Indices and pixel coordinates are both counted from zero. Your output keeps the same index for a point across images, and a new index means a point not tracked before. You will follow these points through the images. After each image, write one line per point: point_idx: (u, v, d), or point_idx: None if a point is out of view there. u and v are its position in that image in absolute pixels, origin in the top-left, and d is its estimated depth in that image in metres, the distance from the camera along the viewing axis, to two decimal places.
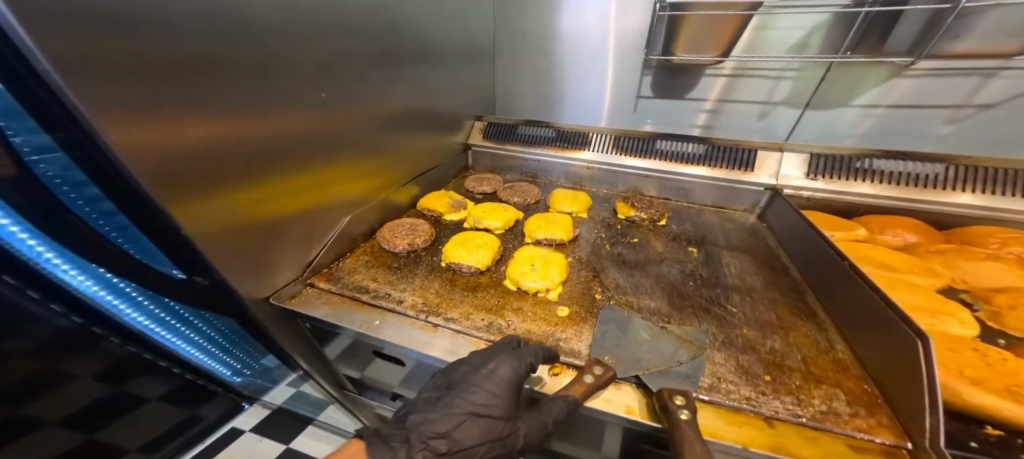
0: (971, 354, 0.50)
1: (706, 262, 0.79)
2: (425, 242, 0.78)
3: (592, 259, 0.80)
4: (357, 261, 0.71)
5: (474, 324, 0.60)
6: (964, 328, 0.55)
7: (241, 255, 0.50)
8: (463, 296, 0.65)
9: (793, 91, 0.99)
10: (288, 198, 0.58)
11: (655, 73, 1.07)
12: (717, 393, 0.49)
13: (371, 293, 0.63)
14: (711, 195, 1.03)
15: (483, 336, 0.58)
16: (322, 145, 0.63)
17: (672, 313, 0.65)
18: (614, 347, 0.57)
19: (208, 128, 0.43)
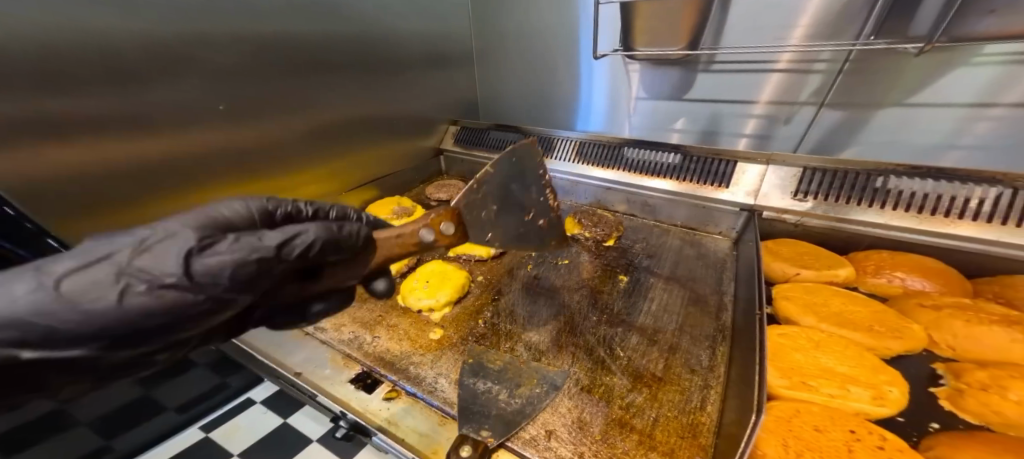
0: (842, 439, 0.34)
1: (628, 294, 0.68)
2: None
3: (499, 278, 0.76)
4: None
5: (340, 336, 0.61)
6: (877, 406, 0.36)
7: None
8: (347, 307, 0.67)
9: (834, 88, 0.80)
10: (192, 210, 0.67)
11: (660, 72, 0.98)
12: (532, 447, 0.44)
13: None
14: (685, 214, 0.86)
15: (344, 350, 0.58)
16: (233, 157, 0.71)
17: (549, 349, 0.58)
18: (465, 378, 0.53)
19: (84, 150, 0.52)
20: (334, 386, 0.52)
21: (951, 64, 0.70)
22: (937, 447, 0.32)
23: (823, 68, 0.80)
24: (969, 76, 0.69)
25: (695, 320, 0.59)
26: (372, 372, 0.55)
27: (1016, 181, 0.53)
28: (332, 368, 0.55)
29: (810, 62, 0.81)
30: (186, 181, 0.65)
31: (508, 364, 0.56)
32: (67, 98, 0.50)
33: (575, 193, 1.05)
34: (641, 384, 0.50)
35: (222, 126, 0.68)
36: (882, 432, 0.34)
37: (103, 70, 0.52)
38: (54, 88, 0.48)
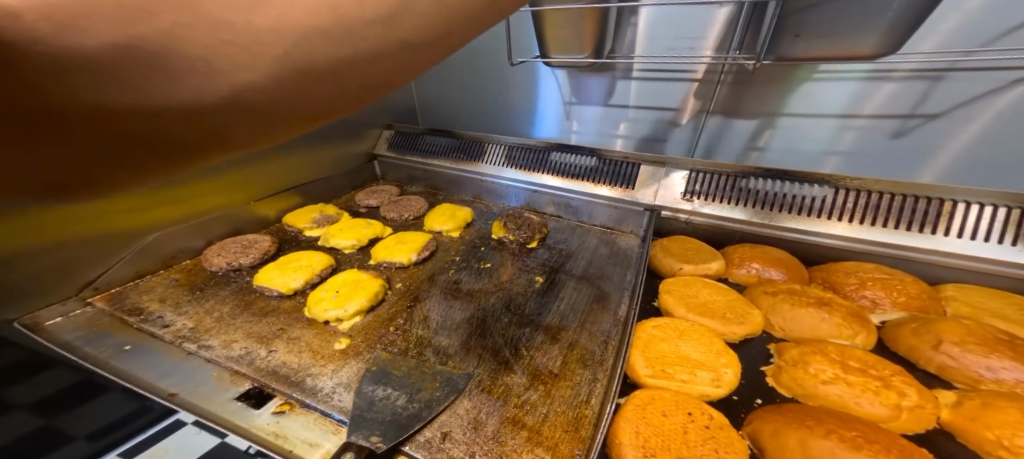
0: (682, 418, 0.38)
1: (541, 294, 0.72)
2: (253, 260, 0.77)
3: (418, 285, 0.76)
4: (161, 280, 0.73)
5: (227, 353, 0.57)
6: (715, 387, 0.42)
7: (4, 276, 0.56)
8: (242, 322, 0.63)
9: (724, 98, 0.89)
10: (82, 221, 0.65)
11: (570, 76, 1.03)
12: (423, 450, 0.45)
13: (142, 318, 0.62)
14: (604, 214, 0.91)
15: (233, 366, 0.55)
16: None
17: (457, 352, 0.60)
18: (368, 388, 0.53)
19: None
20: (215, 405, 0.49)
21: (811, 79, 0.80)
22: (755, 420, 0.38)
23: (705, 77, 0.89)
24: (827, 90, 0.80)
25: (595, 317, 0.64)
26: (264, 386, 0.53)
27: (837, 182, 0.64)
28: (221, 386, 0.52)
29: (713, 73, 0.88)
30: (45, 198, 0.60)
31: (408, 370, 0.56)
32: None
33: (507, 196, 1.08)
34: (537, 382, 0.53)
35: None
36: (715, 411, 0.39)
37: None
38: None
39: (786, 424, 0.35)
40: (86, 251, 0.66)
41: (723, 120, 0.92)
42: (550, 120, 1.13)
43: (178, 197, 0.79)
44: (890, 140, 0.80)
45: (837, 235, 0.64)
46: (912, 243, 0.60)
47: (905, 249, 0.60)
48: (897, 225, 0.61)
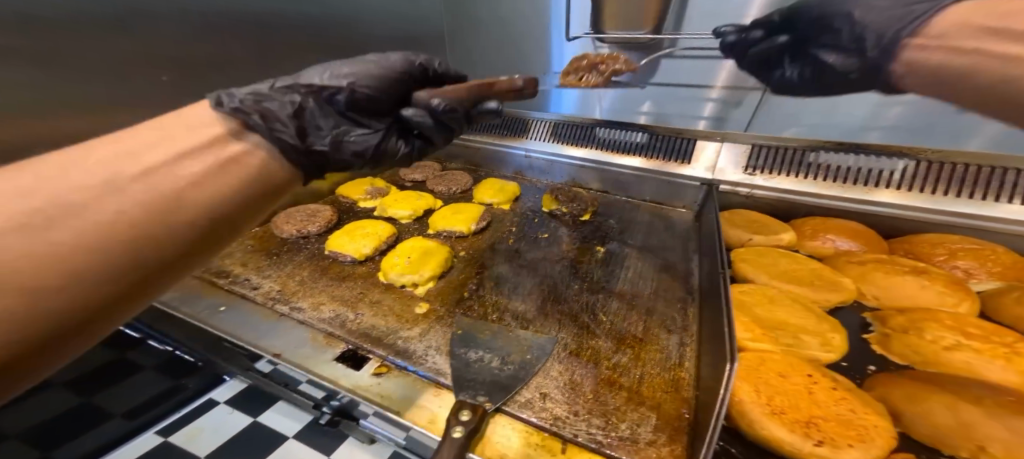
0: (800, 380, 0.39)
1: (606, 263, 0.72)
2: (319, 228, 0.78)
3: (478, 256, 0.76)
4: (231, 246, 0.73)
5: (319, 315, 0.59)
6: (823, 352, 0.43)
7: None
8: (324, 285, 0.64)
9: None
10: None
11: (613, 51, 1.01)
12: (527, 410, 0.47)
13: (230, 278, 0.64)
14: (653, 190, 0.91)
15: (323, 328, 0.57)
16: None
17: (536, 318, 0.61)
18: (462, 352, 0.54)
19: None
20: (317, 365, 0.51)
21: None
22: (877, 387, 0.40)
23: None
24: None
25: (668, 284, 0.65)
26: (358, 348, 0.55)
27: (917, 154, 0.64)
28: (317, 347, 0.53)
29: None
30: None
31: (491, 333, 0.58)
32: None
33: (551, 173, 1.08)
34: (624, 345, 0.54)
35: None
36: (830, 373, 0.40)
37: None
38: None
39: (919, 389, 0.38)
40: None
41: (769, 98, 0.91)
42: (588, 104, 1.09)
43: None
44: (954, 117, 0.78)
45: (912, 207, 0.64)
46: (996, 216, 0.60)
47: (985, 221, 0.61)
48: (979, 197, 0.61)
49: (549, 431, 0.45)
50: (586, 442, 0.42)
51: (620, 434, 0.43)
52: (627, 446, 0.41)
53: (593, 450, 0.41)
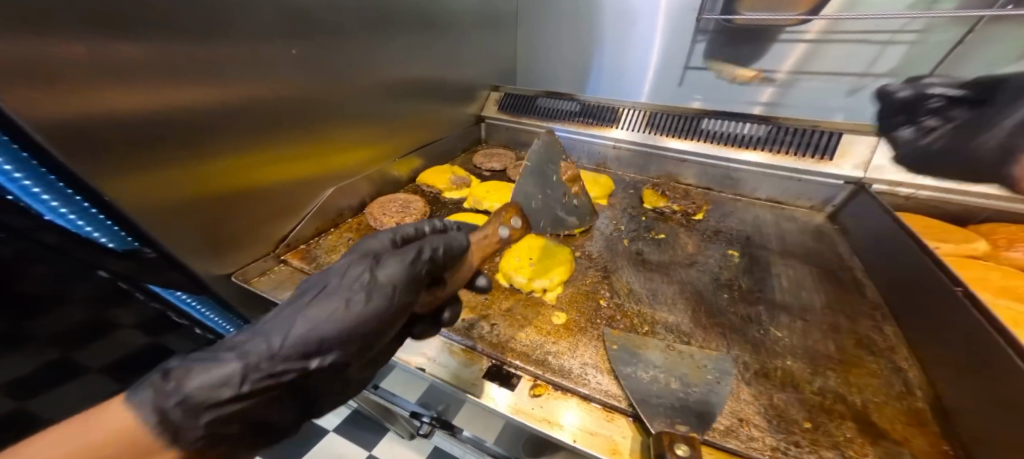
0: None
1: (749, 270, 0.64)
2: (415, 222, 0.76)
3: (597, 261, 0.68)
4: (337, 239, 0.74)
5: (452, 324, 0.54)
6: None
7: (195, 229, 0.52)
8: None
9: (902, 59, 0.84)
10: (264, 169, 0.61)
11: (710, 38, 0.98)
12: (733, 439, 0.40)
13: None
14: (773, 188, 0.84)
15: (462, 341, 0.51)
16: (290, 112, 0.62)
17: (695, 331, 0.53)
18: (632, 373, 0.46)
19: (133, 103, 0.42)
20: (469, 385, 0.46)
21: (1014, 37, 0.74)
22: None
23: (911, 38, 0.82)
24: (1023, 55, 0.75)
25: (841, 297, 0.57)
26: (504, 363, 0.49)
27: None
28: (461, 363, 0.49)
29: (833, 33, 0.87)
30: (232, 142, 0.54)
31: (648, 351, 0.50)
32: (137, 39, 0.41)
33: (639, 167, 0.99)
34: (823, 367, 0.46)
35: (281, 88, 0.59)
36: None
37: (186, 15, 0.45)
38: (123, 29, 0.39)
39: None
40: (268, 207, 0.63)
41: (831, 79, 0.92)
42: (662, 85, 1.10)
43: (333, 149, 0.72)
44: None
45: None
46: None
47: None
48: None
49: None
50: None
51: None
52: None
53: None
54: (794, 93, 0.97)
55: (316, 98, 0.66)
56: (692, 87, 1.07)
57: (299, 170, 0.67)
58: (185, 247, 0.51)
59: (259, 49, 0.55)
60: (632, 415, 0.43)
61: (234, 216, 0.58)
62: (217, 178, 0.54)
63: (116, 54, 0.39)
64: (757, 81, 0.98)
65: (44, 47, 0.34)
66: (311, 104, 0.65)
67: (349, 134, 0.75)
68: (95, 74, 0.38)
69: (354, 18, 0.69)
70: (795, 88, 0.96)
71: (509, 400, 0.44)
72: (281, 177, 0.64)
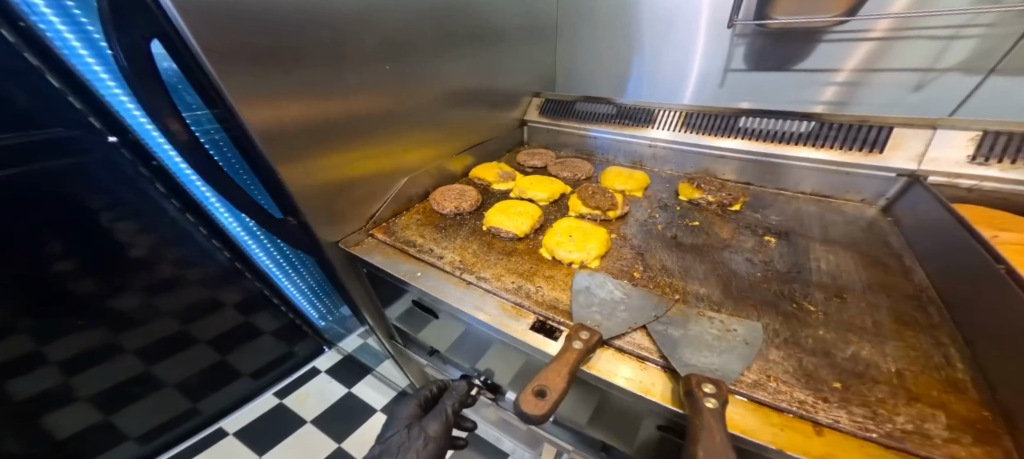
0: None
1: (788, 254, 0.65)
2: (470, 207, 0.85)
3: (639, 243, 0.71)
4: (410, 219, 0.83)
5: (503, 285, 0.62)
6: None
7: (322, 204, 0.66)
8: (496, 258, 0.69)
9: (971, 54, 0.82)
10: (361, 157, 0.72)
11: (749, 42, 1.01)
12: (762, 391, 0.41)
13: (418, 248, 0.72)
14: (822, 184, 0.83)
15: (511, 298, 0.59)
16: (382, 115, 0.75)
17: (727, 301, 0.56)
18: (666, 331, 0.50)
19: (280, 96, 0.55)
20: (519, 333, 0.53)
21: None
22: None
23: (979, 32, 0.79)
24: None
25: (886, 280, 0.57)
26: (547, 320, 0.55)
27: None
28: (510, 316, 0.56)
29: (905, 29, 0.85)
30: (340, 132, 0.66)
31: (679, 315, 0.53)
32: (286, 49, 0.54)
33: (673, 163, 1.02)
34: (859, 339, 0.47)
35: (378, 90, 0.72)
36: None
37: (319, 33, 0.58)
38: (278, 41, 0.53)
39: None
40: (364, 189, 0.75)
41: (914, 76, 0.88)
42: (703, 87, 1.13)
43: (408, 144, 0.85)
44: None
45: None
46: None
47: None
48: None
49: (797, 414, 0.39)
50: (859, 431, 0.37)
51: (902, 428, 0.37)
52: (921, 441, 0.35)
53: (875, 442, 0.36)
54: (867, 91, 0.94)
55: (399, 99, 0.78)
56: (737, 89, 1.09)
57: (384, 157, 0.78)
58: (317, 219, 0.66)
59: (366, 60, 0.68)
60: (665, 365, 0.47)
61: (341, 195, 0.70)
62: (335, 170, 0.67)
63: (272, 61, 0.53)
64: (815, 79, 0.98)
65: (233, 54, 0.48)
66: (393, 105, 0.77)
67: (420, 130, 0.87)
68: (258, 75, 0.52)
69: (431, 35, 0.82)
70: (867, 87, 0.94)
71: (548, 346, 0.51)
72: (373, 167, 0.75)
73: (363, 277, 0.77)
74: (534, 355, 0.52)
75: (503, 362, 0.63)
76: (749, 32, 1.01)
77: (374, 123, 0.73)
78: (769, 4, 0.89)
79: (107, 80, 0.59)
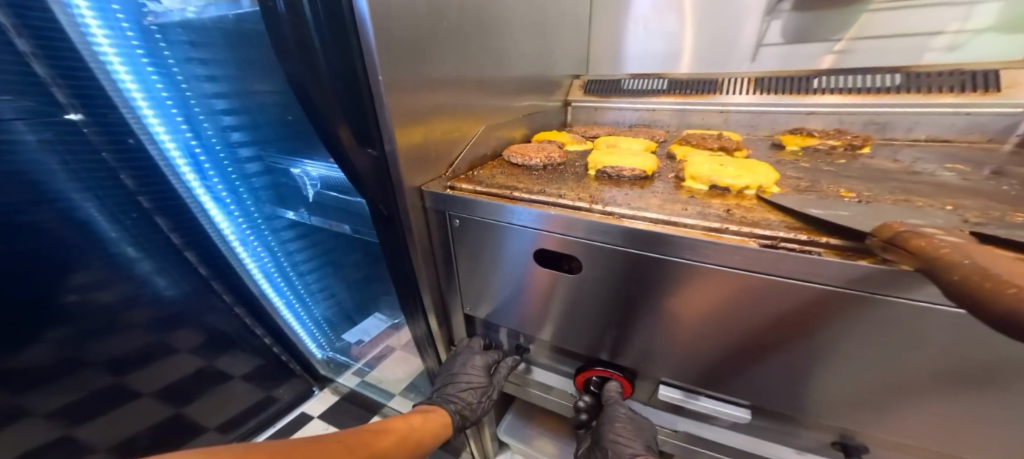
0: None
1: (995, 180, 0.55)
2: (560, 158, 0.69)
3: (802, 172, 0.59)
4: (492, 172, 0.67)
5: (675, 211, 0.46)
6: None
7: (405, 140, 0.57)
8: (637, 194, 0.53)
9: (1005, 12, 0.75)
10: (414, 91, 0.57)
11: (789, 15, 0.92)
12: None
13: (523, 191, 0.56)
14: (933, 126, 0.78)
15: (698, 223, 0.43)
16: (428, 41, 0.58)
17: (996, 210, 0.42)
18: (1004, 233, 0.33)
19: None
20: (724, 254, 0.39)
21: None
22: None
23: None
24: None
25: None
26: (774, 240, 0.38)
27: None
28: (711, 241, 0.40)
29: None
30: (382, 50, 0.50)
31: (960, 218, 0.39)
32: None
33: (752, 127, 0.94)
34: None
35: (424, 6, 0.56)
36: None
37: None
38: None
39: None
40: (442, 133, 0.65)
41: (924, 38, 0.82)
42: (727, 63, 1.02)
43: (461, 89, 0.68)
44: None
45: None
46: None
47: None
48: None
49: None
50: None
51: None
52: None
53: None
54: (857, 59, 0.89)
55: (449, 27, 0.62)
56: (766, 64, 0.98)
57: (460, 113, 0.69)
58: (405, 157, 0.58)
59: None
60: None
61: (414, 138, 0.59)
62: (408, 126, 0.57)
63: None
64: (824, 48, 0.91)
65: None
66: (442, 32, 0.60)
67: (467, 75, 0.69)
68: None
69: None
70: (857, 56, 0.89)
71: (780, 268, 0.38)
72: (420, 120, 0.59)
73: (441, 246, 0.66)
74: (741, 278, 0.40)
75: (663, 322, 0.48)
76: (789, 6, 0.92)
77: (442, 53, 0.62)
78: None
79: (129, 80, 0.73)
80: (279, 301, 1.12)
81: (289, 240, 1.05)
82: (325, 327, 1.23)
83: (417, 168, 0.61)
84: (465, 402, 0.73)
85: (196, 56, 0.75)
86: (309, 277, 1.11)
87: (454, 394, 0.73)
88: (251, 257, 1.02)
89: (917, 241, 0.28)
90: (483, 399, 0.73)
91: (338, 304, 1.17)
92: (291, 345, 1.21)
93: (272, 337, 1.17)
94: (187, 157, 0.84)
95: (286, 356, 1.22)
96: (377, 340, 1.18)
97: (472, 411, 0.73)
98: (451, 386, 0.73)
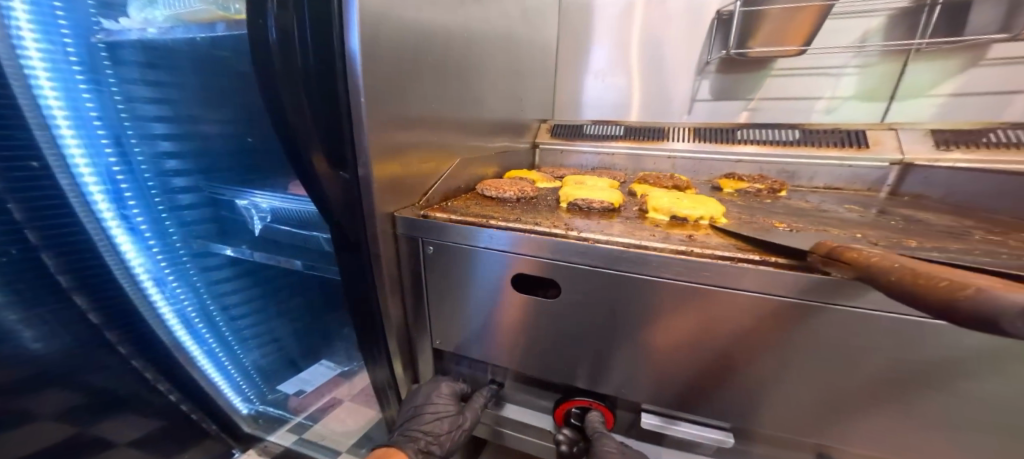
0: None
1: (883, 218, 0.68)
2: (533, 192, 0.73)
3: (741, 209, 0.69)
4: (467, 202, 0.69)
5: (643, 236, 0.52)
6: None
7: (382, 165, 0.57)
8: (604, 222, 0.58)
9: (860, 85, 1.04)
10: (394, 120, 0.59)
11: (714, 76, 1.13)
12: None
13: (500, 218, 0.59)
14: (829, 176, 0.95)
15: (665, 245, 0.48)
16: (411, 77, 0.61)
17: (889, 240, 0.52)
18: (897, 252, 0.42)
19: None
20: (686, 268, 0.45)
21: (955, 54, 0.95)
22: None
23: (854, 70, 1.03)
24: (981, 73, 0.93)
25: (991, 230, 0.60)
26: (732, 260, 0.44)
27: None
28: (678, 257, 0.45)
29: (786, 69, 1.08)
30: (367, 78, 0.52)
31: (864, 244, 0.47)
32: None
33: (695, 171, 1.07)
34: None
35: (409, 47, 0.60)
36: None
37: None
38: None
39: None
40: (418, 162, 0.67)
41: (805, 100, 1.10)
42: (671, 111, 1.20)
43: (439, 124, 0.71)
44: None
45: None
46: None
47: None
48: None
49: None
50: None
51: None
52: None
53: None
54: (767, 114, 1.13)
55: (432, 65, 0.67)
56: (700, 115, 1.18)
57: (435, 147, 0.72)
58: (381, 181, 0.57)
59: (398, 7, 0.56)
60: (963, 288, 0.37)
61: (392, 163, 0.60)
62: (386, 152, 0.58)
63: None
64: (738, 104, 1.15)
65: None
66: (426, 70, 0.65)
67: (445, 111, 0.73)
68: None
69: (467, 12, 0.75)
70: (764, 111, 1.14)
71: (733, 280, 0.44)
72: (395, 148, 0.59)
73: (414, 275, 0.65)
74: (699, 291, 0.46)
75: (632, 342, 0.52)
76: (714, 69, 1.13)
77: (424, 91, 0.66)
78: (748, 37, 0.96)
79: (47, 87, 0.66)
80: (195, 347, 0.98)
81: (216, 278, 0.97)
82: (251, 375, 1.10)
83: (391, 195, 0.60)
84: (432, 442, 0.66)
85: (143, 78, 0.75)
86: (239, 316, 1.01)
87: (420, 434, 0.67)
88: (162, 295, 0.90)
89: (850, 254, 0.35)
90: (453, 433, 0.68)
91: (270, 348, 1.06)
92: (206, 404, 1.02)
93: (184, 398, 0.97)
94: (100, 178, 0.75)
95: (198, 418, 1.01)
96: (319, 389, 1.05)
97: (440, 451, 0.68)
98: (417, 422, 0.67)
